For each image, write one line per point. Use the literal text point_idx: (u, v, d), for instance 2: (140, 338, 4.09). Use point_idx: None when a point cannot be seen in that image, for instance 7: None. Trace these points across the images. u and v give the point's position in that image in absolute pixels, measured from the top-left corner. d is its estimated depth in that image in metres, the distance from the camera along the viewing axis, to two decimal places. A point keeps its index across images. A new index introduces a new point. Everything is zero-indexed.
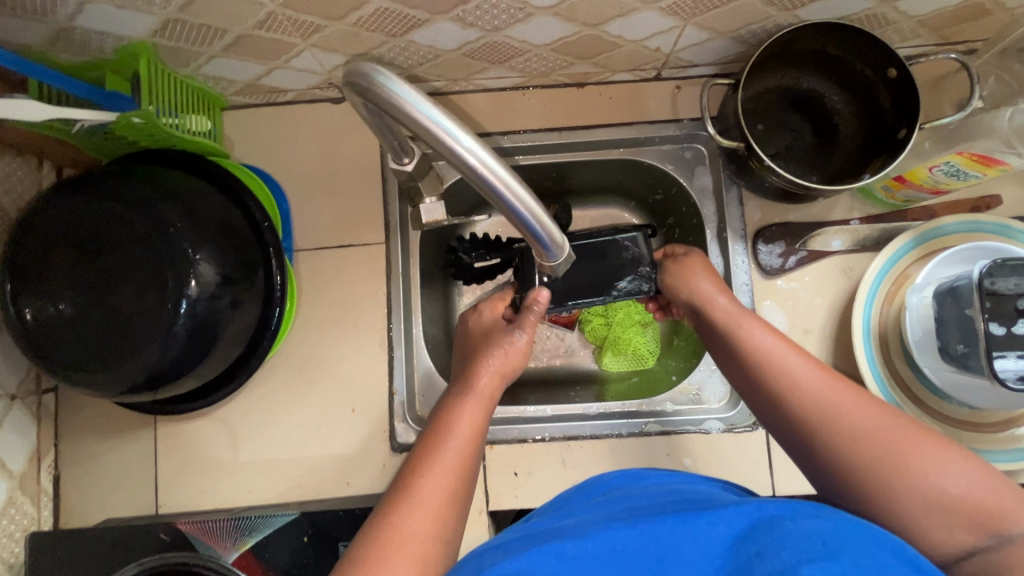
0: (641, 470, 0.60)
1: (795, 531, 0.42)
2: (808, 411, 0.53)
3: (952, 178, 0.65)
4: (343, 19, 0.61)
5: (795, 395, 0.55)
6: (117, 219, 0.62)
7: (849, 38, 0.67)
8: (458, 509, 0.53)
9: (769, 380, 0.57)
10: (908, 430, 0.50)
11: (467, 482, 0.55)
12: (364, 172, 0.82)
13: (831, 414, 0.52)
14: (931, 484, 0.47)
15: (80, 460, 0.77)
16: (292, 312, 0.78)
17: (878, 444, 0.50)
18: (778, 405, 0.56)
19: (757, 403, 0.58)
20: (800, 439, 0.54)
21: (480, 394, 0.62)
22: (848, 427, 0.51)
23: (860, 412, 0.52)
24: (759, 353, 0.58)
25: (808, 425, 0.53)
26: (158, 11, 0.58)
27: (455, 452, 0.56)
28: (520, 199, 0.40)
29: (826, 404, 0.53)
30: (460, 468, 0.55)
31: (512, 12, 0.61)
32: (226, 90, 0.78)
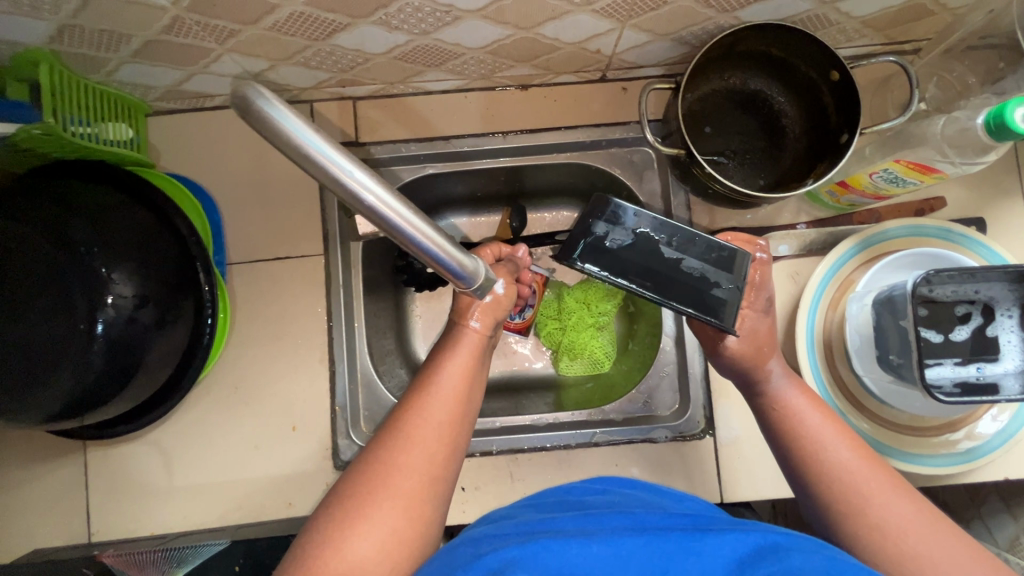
0: (613, 480, 0.57)
1: (804, 564, 0.40)
2: (846, 491, 0.53)
3: (892, 185, 0.64)
4: (257, 23, 0.57)
5: (831, 477, 0.54)
6: (20, 240, 0.59)
7: (790, 40, 0.65)
8: (450, 456, 0.53)
9: (806, 459, 0.56)
10: (934, 524, 0.50)
11: (458, 427, 0.55)
12: (300, 180, 0.79)
13: (860, 499, 0.52)
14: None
15: (4, 490, 0.74)
16: (226, 324, 0.74)
17: (904, 537, 0.49)
18: (811, 483, 0.55)
19: (791, 479, 0.58)
20: (821, 515, 0.54)
21: (468, 342, 0.62)
22: (876, 517, 0.51)
23: (892, 505, 0.51)
24: (798, 431, 0.58)
25: (836, 506, 0.53)
26: (50, 17, 0.54)
27: (442, 398, 0.55)
28: (420, 231, 0.38)
29: (855, 491, 0.53)
30: (451, 415, 0.55)
31: (438, 15, 0.57)
32: (147, 96, 0.73)
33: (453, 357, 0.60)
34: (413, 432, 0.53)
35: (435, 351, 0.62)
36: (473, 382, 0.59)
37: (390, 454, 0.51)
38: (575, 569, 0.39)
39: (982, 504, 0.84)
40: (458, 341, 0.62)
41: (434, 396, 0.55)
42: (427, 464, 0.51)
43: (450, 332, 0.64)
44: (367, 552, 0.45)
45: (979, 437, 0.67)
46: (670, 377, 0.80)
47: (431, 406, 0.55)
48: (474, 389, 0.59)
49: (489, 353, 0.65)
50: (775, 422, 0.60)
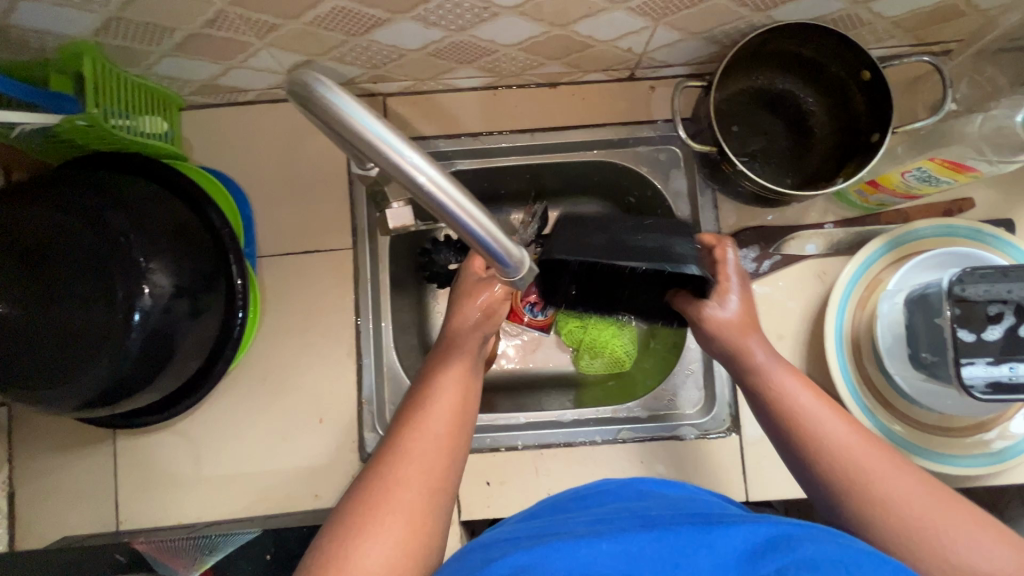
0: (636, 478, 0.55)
1: (817, 552, 0.39)
2: (846, 471, 0.53)
3: (925, 183, 0.64)
4: (298, 18, 0.58)
5: (833, 462, 0.54)
6: (63, 228, 0.59)
7: (822, 40, 0.66)
8: (451, 464, 0.54)
9: (803, 441, 0.56)
10: (935, 497, 0.50)
11: (456, 438, 0.55)
12: (330, 175, 0.80)
13: (861, 477, 0.52)
14: (956, 555, 0.47)
15: (34, 478, 0.74)
16: (256, 318, 0.75)
17: (913, 518, 0.49)
18: (814, 469, 0.55)
19: (791, 464, 0.57)
20: (823, 495, 0.54)
21: (461, 354, 0.62)
22: (880, 494, 0.51)
23: (893, 481, 0.51)
24: (795, 416, 0.57)
25: (837, 484, 0.53)
26: (98, 10, 0.55)
27: (438, 411, 0.56)
28: (473, 217, 0.39)
29: (856, 470, 0.53)
30: (448, 428, 0.55)
31: (476, 11, 0.58)
32: (182, 90, 0.74)
33: (448, 368, 0.60)
34: (412, 445, 0.53)
35: (429, 359, 0.63)
36: (468, 391, 0.59)
37: (389, 470, 0.51)
38: (586, 567, 0.39)
39: (1006, 507, 0.84)
40: (450, 350, 0.63)
41: (430, 407, 0.56)
42: (428, 474, 0.52)
43: (443, 345, 0.64)
44: (374, 567, 0.46)
45: (1011, 437, 0.67)
46: (694, 374, 0.81)
47: (427, 420, 0.55)
48: (471, 394, 0.60)
49: (484, 363, 0.66)
50: (768, 406, 0.59)
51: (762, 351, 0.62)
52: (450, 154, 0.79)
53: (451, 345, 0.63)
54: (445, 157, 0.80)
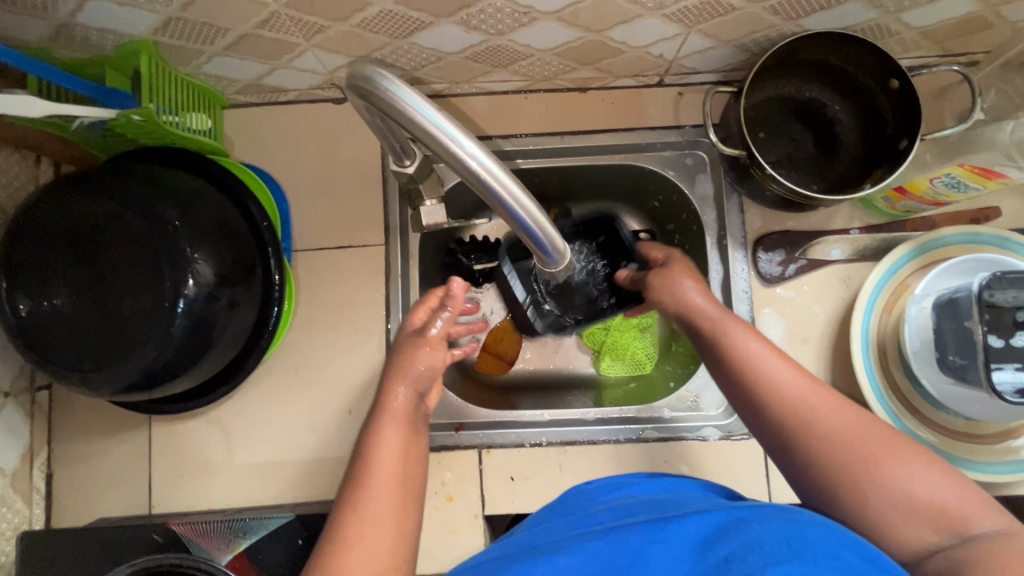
0: (623, 480, 0.59)
1: (761, 533, 0.41)
2: (789, 410, 0.50)
3: (952, 190, 0.65)
4: (346, 20, 0.61)
5: (775, 399, 0.51)
6: (114, 216, 0.62)
7: (851, 48, 0.67)
8: (401, 540, 0.50)
9: (751, 386, 0.53)
10: (874, 430, 0.48)
11: (404, 513, 0.52)
12: (364, 173, 0.82)
13: (808, 414, 0.49)
14: (895, 487, 0.45)
15: (72, 460, 0.77)
16: (291, 312, 0.77)
17: (853, 450, 0.47)
18: (759, 407, 0.52)
19: (738, 406, 0.55)
20: (772, 436, 0.51)
21: (395, 420, 0.57)
22: (825, 429, 0.48)
23: (835, 415, 0.49)
24: (740, 356, 0.55)
25: (784, 422, 0.50)
26: (160, 9, 0.58)
27: (378, 488, 0.52)
28: (521, 204, 0.42)
29: (803, 408, 0.50)
30: (393, 509, 0.51)
31: (517, 16, 0.61)
32: (227, 89, 0.77)
33: (387, 436, 0.56)
34: (353, 532, 0.49)
35: (363, 426, 0.58)
36: (408, 457, 0.55)
37: (336, 562, 0.47)
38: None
39: None
40: (381, 417, 0.58)
41: (370, 484, 0.52)
42: (376, 561, 0.48)
43: (377, 408, 0.59)
44: None
45: None
46: None
47: (366, 501, 0.51)
48: (412, 459, 0.56)
49: (425, 421, 0.61)
50: (717, 355, 0.57)
51: (705, 302, 0.60)
52: (501, 153, 0.81)
53: (380, 406, 0.59)
54: (507, 157, 0.81)
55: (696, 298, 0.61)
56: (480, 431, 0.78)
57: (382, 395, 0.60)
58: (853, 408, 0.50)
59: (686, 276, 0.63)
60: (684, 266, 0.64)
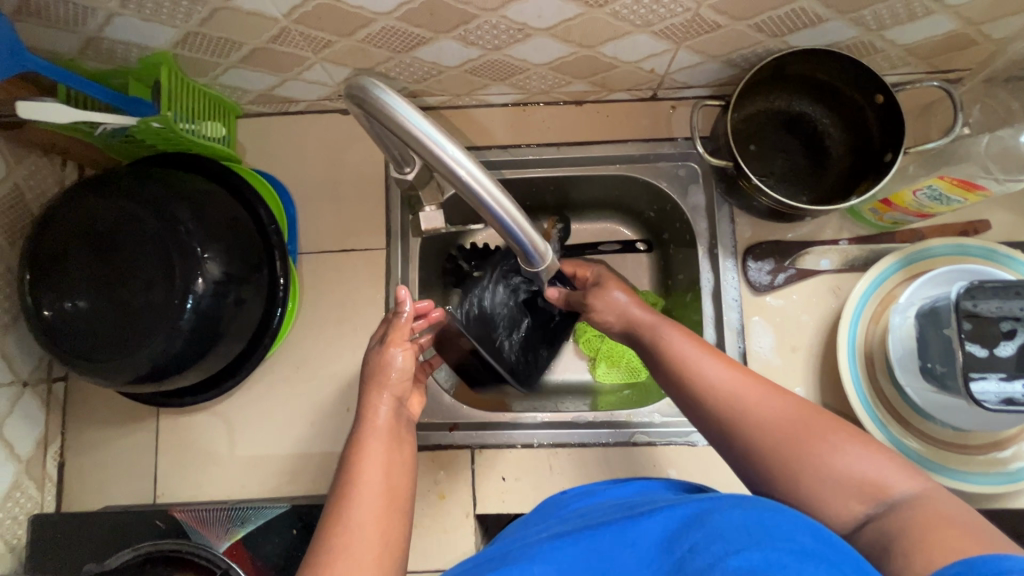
0: (595, 485, 0.59)
1: (720, 522, 0.41)
2: (722, 404, 0.52)
3: (936, 202, 0.66)
4: (352, 35, 0.65)
5: (707, 394, 0.53)
6: (127, 217, 0.65)
7: (836, 65, 0.70)
8: (388, 547, 0.51)
9: (687, 385, 0.55)
10: (804, 414, 0.49)
11: (389, 522, 0.52)
12: (368, 180, 0.86)
13: (738, 406, 0.51)
14: (823, 462, 0.46)
15: (84, 448, 0.80)
16: (294, 312, 0.81)
17: (780, 432, 0.49)
18: (694, 402, 0.54)
19: (678, 403, 0.57)
20: (713, 431, 0.53)
21: (379, 434, 0.59)
22: (755, 420, 0.50)
23: (764, 407, 0.50)
24: (675, 357, 0.57)
25: (719, 416, 0.52)
26: (180, 25, 0.63)
27: (366, 496, 0.53)
28: (502, 206, 0.44)
29: (732, 402, 0.52)
30: (378, 518, 0.52)
31: (512, 32, 0.64)
32: (241, 99, 0.82)
33: (369, 450, 0.57)
34: (337, 543, 0.49)
35: (348, 439, 0.59)
36: (395, 469, 0.56)
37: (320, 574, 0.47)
38: None
39: None
40: (365, 429, 0.59)
41: (356, 495, 0.53)
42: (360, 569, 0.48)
43: (360, 423, 0.60)
44: None
45: None
46: None
47: (351, 511, 0.52)
48: (398, 468, 0.57)
49: (409, 430, 0.63)
50: (658, 356, 0.60)
51: (642, 312, 0.65)
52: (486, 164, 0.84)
53: (366, 421, 0.60)
54: (495, 167, 0.84)
55: (634, 310, 0.65)
56: (472, 431, 0.80)
57: (365, 409, 0.61)
58: (781, 393, 0.52)
59: (616, 286, 0.69)
60: (615, 277, 0.71)
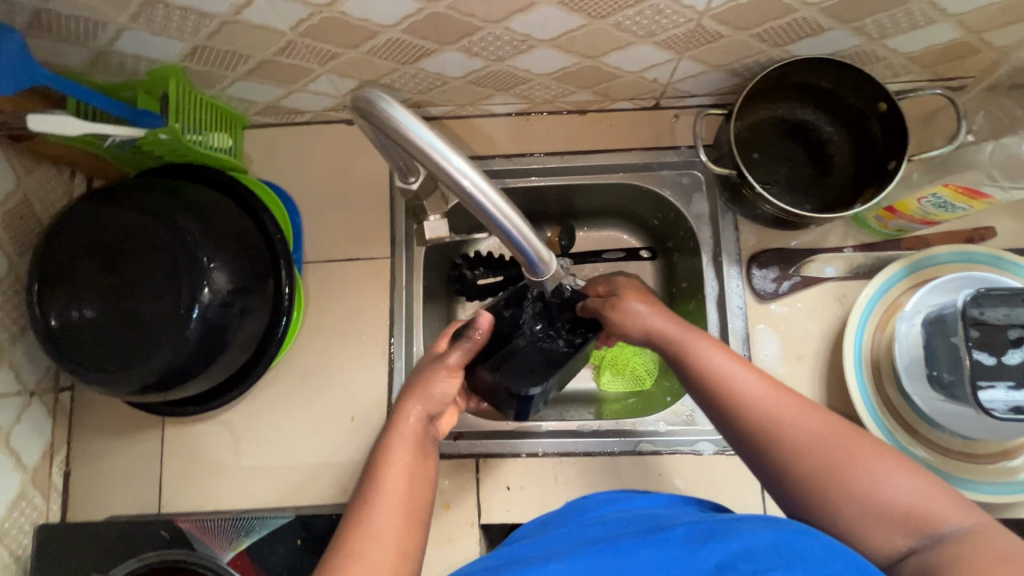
0: (619, 493, 0.58)
1: (750, 542, 0.41)
2: (757, 421, 0.51)
3: (941, 209, 0.66)
4: (358, 47, 0.65)
5: (741, 408, 0.52)
6: (140, 229, 0.66)
7: (839, 73, 0.70)
8: (405, 558, 0.51)
9: (722, 399, 0.54)
10: (840, 434, 0.48)
11: (408, 533, 0.52)
12: (373, 190, 0.86)
13: (774, 424, 0.50)
14: (868, 488, 0.46)
15: (90, 458, 0.80)
16: (299, 321, 0.81)
17: (819, 455, 0.48)
18: (731, 417, 0.53)
19: (712, 419, 0.56)
20: (747, 447, 0.52)
21: (406, 441, 0.58)
22: (789, 440, 0.49)
23: (798, 427, 0.49)
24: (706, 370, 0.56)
25: (755, 432, 0.51)
26: (189, 38, 0.64)
27: (387, 503, 0.53)
28: (507, 216, 0.45)
29: (769, 420, 0.51)
30: (397, 527, 0.52)
31: (515, 43, 0.65)
32: (248, 110, 0.83)
33: (393, 455, 0.57)
34: (354, 548, 0.50)
35: (376, 443, 0.59)
36: (417, 479, 0.56)
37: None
38: None
39: None
40: (392, 434, 0.59)
41: (377, 502, 0.53)
42: None
43: (389, 428, 0.60)
44: None
45: None
46: None
47: (372, 516, 0.52)
48: (421, 479, 0.57)
49: (435, 444, 0.62)
50: (685, 367, 0.58)
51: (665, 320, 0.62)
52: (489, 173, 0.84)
53: (396, 426, 0.60)
54: (499, 175, 0.85)
55: (656, 321, 0.62)
56: (477, 440, 0.79)
57: (396, 415, 0.61)
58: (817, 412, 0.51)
59: (636, 294, 0.64)
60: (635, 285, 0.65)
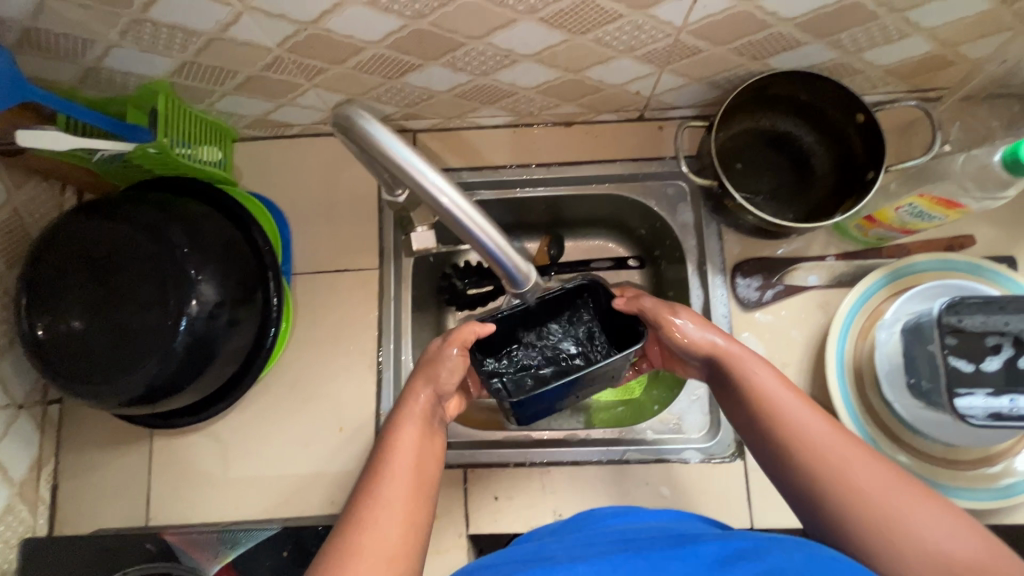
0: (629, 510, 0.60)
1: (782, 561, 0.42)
2: (813, 462, 0.53)
3: (918, 219, 0.67)
4: (344, 63, 0.67)
5: (796, 446, 0.54)
6: (129, 242, 0.67)
7: (817, 86, 0.71)
8: (412, 530, 0.52)
9: (778, 436, 0.55)
10: (897, 483, 0.50)
11: (416, 508, 0.54)
12: (362, 201, 0.87)
13: (830, 465, 0.52)
14: (921, 536, 0.47)
15: (77, 471, 0.80)
16: (287, 331, 0.81)
17: (875, 502, 0.49)
18: (784, 455, 0.55)
19: (765, 456, 0.57)
20: (798, 486, 0.54)
21: (414, 416, 0.61)
22: (845, 483, 0.51)
23: (855, 471, 0.51)
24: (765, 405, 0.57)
25: (808, 471, 0.53)
26: (176, 55, 0.65)
27: (396, 476, 0.55)
28: (485, 230, 0.45)
29: (824, 462, 0.52)
30: (406, 499, 0.54)
31: (499, 58, 0.66)
32: (237, 124, 0.84)
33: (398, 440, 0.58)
34: (366, 518, 0.52)
35: (386, 421, 0.62)
36: (424, 455, 0.58)
37: (349, 546, 0.50)
38: None
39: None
40: (403, 412, 0.61)
41: (387, 475, 0.55)
42: (386, 548, 0.50)
43: (398, 406, 0.63)
44: None
45: (1016, 474, 0.67)
46: (701, 400, 0.82)
47: (382, 488, 0.54)
48: (428, 457, 0.58)
49: (443, 426, 0.64)
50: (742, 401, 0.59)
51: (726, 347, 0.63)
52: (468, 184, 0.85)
53: (405, 404, 0.62)
54: (487, 185, 0.86)
55: (718, 342, 0.63)
56: (466, 450, 0.80)
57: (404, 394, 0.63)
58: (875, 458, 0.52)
59: (694, 316, 0.65)
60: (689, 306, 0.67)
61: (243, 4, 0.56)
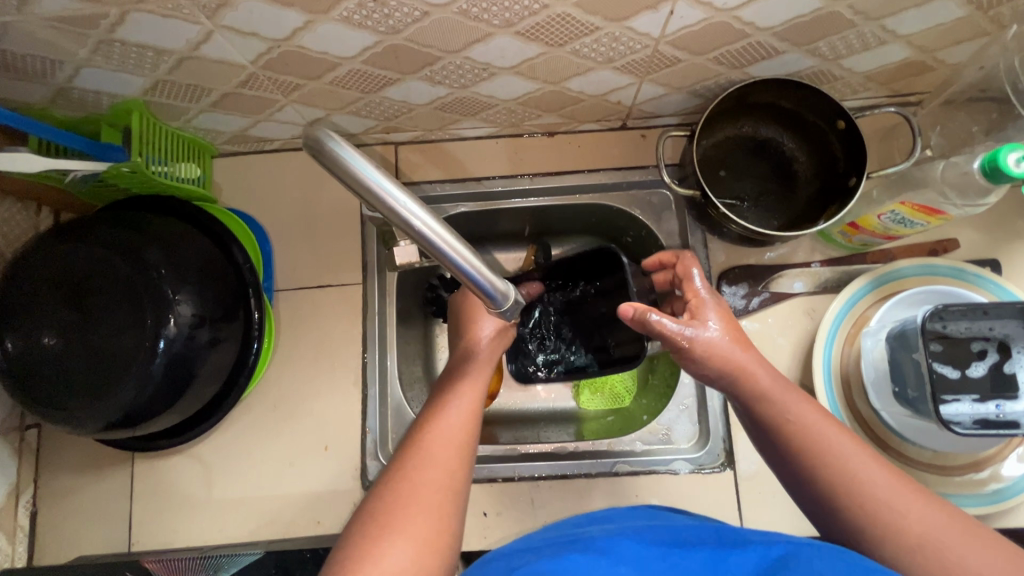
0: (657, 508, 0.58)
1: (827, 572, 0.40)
2: (864, 500, 0.49)
3: (900, 225, 0.67)
4: (320, 78, 0.66)
5: (848, 480, 0.50)
6: (102, 264, 0.65)
7: (797, 93, 0.71)
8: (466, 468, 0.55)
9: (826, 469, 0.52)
10: (958, 529, 0.47)
11: (469, 444, 0.57)
12: (345, 215, 0.86)
13: (882, 501, 0.49)
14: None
15: (57, 496, 0.79)
16: (270, 348, 0.80)
17: (931, 540, 0.47)
18: (830, 489, 0.51)
19: (801, 488, 0.54)
20: (843, 522, 0.50)
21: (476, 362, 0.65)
22: (898, 519, 0.48)
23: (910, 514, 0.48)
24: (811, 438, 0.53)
25: (855, 503, 0.50)
26: (149, 74, 0.64)
27: (454, 415, 0.59)
28: (460, 252, 0.45)
29: (876, 498, 0.49)
30: (461, 438, 0.57)
31: (476, 72, 0.65)
32: (216, 140, 0.83)
33: (438, 418, 0.58)
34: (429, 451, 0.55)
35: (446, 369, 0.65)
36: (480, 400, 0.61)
37: (410, 474, 0.53)
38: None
39: None
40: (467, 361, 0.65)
41: (445, 416, 0.58)
42: (446, 479, 0.53)
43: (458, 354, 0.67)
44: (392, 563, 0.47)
45: (1005, 479, 0.67)
46: (690, 409, 0.81)
47: (443, 421, 0.58)
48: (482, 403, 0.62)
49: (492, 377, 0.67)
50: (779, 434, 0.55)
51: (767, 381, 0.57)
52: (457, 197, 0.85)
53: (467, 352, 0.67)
54: (471, 197, 0.85)
55: (759, 373, 0.58)
56: None
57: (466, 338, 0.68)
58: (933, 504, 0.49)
59: (744, 343, 0.59)
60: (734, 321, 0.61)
61: (214, 23, 0.55)
